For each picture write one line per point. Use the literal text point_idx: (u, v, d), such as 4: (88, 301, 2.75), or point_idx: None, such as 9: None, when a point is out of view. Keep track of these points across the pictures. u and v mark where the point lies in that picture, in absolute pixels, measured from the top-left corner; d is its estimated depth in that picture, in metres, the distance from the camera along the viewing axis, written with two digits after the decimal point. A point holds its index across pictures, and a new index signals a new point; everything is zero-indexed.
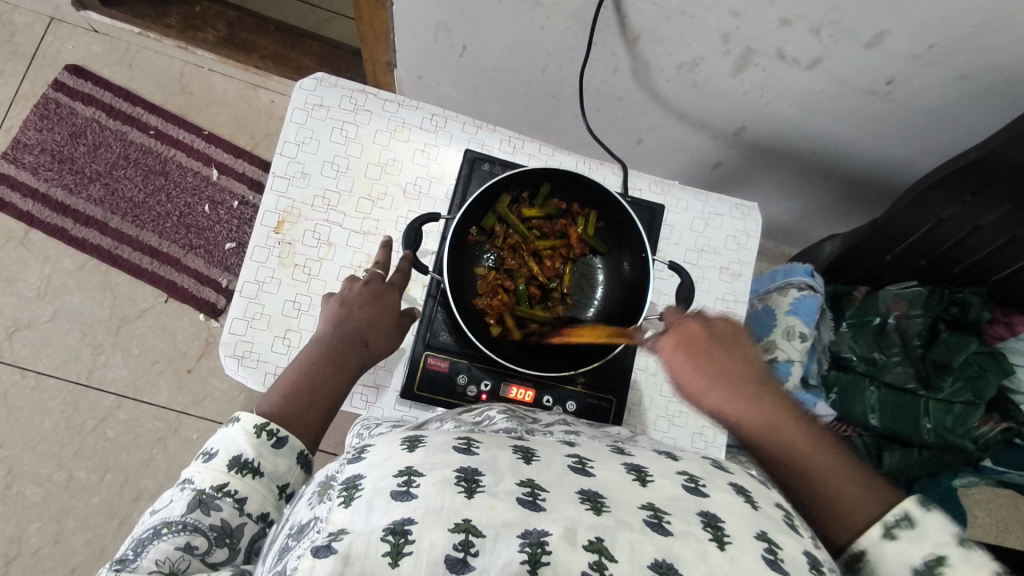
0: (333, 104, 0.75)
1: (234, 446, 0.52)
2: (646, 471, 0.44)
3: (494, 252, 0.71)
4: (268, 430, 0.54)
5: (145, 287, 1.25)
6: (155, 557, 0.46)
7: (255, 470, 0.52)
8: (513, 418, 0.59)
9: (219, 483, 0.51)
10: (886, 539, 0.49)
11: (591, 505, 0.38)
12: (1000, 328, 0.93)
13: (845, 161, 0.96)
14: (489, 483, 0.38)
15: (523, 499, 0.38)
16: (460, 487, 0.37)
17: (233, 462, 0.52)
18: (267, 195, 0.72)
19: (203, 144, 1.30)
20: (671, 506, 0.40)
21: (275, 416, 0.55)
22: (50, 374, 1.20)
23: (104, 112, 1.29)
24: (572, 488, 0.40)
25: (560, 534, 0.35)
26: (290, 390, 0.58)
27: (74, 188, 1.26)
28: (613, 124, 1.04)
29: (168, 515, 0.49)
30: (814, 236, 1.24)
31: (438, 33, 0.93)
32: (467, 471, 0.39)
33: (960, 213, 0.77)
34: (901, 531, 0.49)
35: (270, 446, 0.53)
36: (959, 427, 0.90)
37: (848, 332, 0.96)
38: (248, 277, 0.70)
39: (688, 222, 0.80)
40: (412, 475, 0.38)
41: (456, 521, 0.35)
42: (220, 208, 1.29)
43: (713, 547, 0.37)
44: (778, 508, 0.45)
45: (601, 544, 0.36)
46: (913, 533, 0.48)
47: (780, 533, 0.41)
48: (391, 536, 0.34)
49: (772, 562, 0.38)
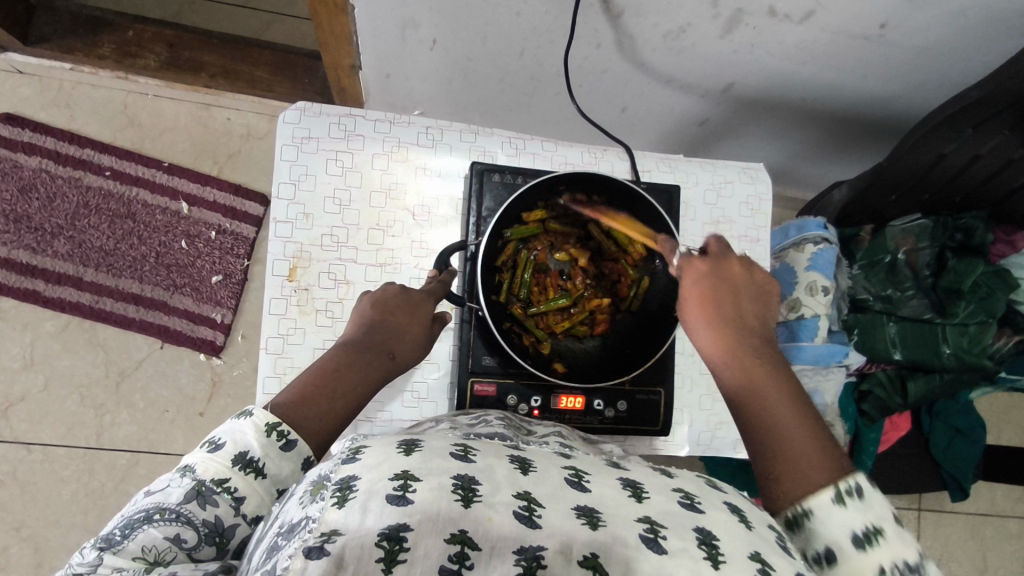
0: (322, 135, 0.70)
1: (243, 441, 0.49)
2: (642, 487, 0.40)
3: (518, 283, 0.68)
4: (279, 430, 0.50)
5: (137, 337, 1.19)
6: (143, 541, 0.41)
7: (259, 469, 0.47)
8: (508, 427, 0.55)
9: (219, 477, 0.46)
10: (837, 505, 0.46)
11: (586, 519, 0.36)
12: (1003, 246, 0.96)
13: (834, 103, 0.96)
14: (487, 491, 0.35)
15: (519, 512, 0.35)
16: (457, 495, 0.35)
17: (238, 459, 0.47)
18: (273, 243, 0.68)
19: (165, 177, 1.22)
20: (668, 519, 0.37)
21: (289, 415, 0.51)
22: (56, 444, 1.15)
23: (50, 159, 1.20)
24: (568, 503, 0.37)
25: (557, 550, 0.34)
26: (307, 392, 0.53)
27: (37, 246, 1.18)
28: (597, 97, 1.00)
29: (161, 500, 0.44)
30: (802, 174, 1.25)
31: (406, 31, 0.87)
32: (465, 478, 0.36)
33: (961, 146, 0.77)
34: (851, 500, 0.46)
35: (278, 448, 0.49)
36: (976, 347, 0.92)
37: (861, 274, 0.98)
38: (271, 332, 0.67)
39: (701, 196, 0.79)
40: (408, 479, 0.35)
41: (452, 531, 0.33)
42: (197, 241, 1.23)
43: (707, 566, 0.35)
44: (772, 529, 0.42)
45: (596, 560, 0.34)
46: (862, 505, 0.46)
47: (775, 554, 0.38)
48: (385, 542, 0.31)
49: None
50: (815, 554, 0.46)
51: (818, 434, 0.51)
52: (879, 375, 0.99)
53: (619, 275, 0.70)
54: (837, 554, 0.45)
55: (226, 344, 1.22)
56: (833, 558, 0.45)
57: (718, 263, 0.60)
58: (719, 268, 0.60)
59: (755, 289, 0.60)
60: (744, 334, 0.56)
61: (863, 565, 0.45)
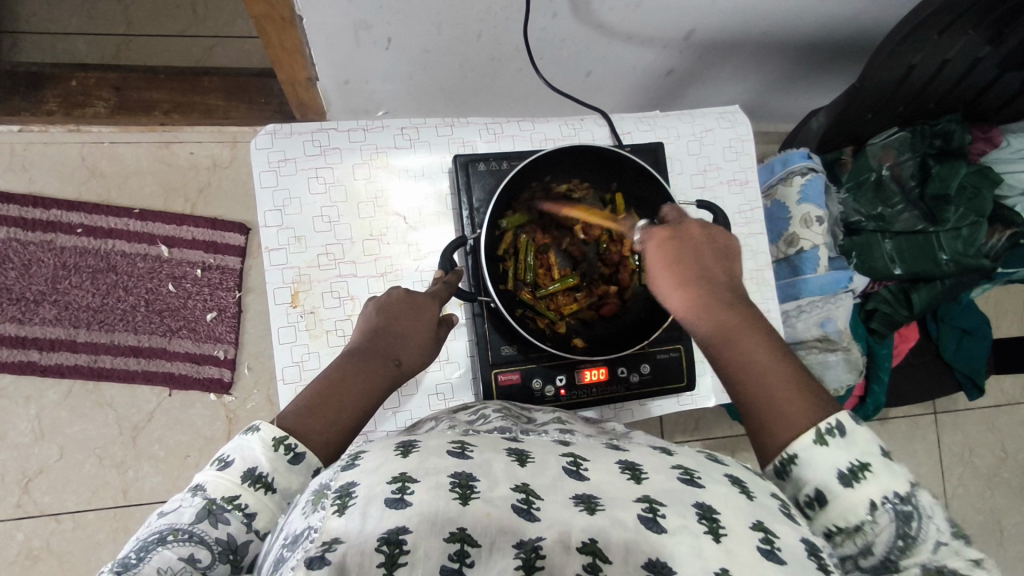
0: (299, 155, 0.69)
1: (250, 457, 0.47)
2: (640, 468, 0.40)
3: (520, 267, 0.68)
4: (286, 443, 0.48)
5: (143, 388, 1.18)
6: (158, 565, 0.39)
7: (269, 484, 0.46)
8: (508, 418, 0.54)
9: (230, 494, 0.45)
10: (818, 445, 0.48)
11: (585, 506, 0.36)
12: (982, 145, 0.97)
13: (796, 32, 0.95)
14: (484, 487, 0.35)
15: (517, 506, 0.35)
16: (455, 493, 0.34)
17: (247, 475, 0.46)
18: (270, 272, 0.67)
19: (139, 224, 1.19)
20: (666, 497, 0.37)
21: (295, 428, 0.50)
22: (84, 509, 1.14)
23: (18, 226, 1.16)
24: (565, 493, 0.36)
25: (555, 539, 0.34)
26: (311, 405, 0.52)
27: (23, 316, 1.15)
28: (561, 66, 0.99)
29: (174, 521, 0.43)
30: (773, 107, 1.24)
31: (359, 34, 0.85)
32: (462, 475, 0.35)
33: (929, 55, 0.77)
34: (833, 440, 0.48)
35: (286, 462, 0.48)
36: (971, 247, 0.94)
37: (849, 196, 0.99)
38: (285, 361, 0.67)
39: (684, 148, 0.79)
40: (406, 481, 0.34)
41: (451, 530, 0.33)
42: (184, 282, 1.21)
43: (708, 540, 0.35)
44: (775, 497, 0.41)
45: (594, 545, 0.34)
46: (844, 442, 0.48)
47: (777, 523, 0.38)
48: (385, 546, 0.31)
49: (768, 552, 0.35)
50: (806, 496, 0.49)
51: (801, 386, 0.51)
52: (882, 292, 1.01)
53: (619, 254, 0.69)
54: (827, 496, 0.48)
55: (234, 379, 1.20)
56: (824, 500, 0.48)
57: (681, 228, 0.59)
58: (683, 236, 0.59)
59: (713, 246, 0.59)
60: (712, 296, 0.56)
61: (852, 500, 0.47)
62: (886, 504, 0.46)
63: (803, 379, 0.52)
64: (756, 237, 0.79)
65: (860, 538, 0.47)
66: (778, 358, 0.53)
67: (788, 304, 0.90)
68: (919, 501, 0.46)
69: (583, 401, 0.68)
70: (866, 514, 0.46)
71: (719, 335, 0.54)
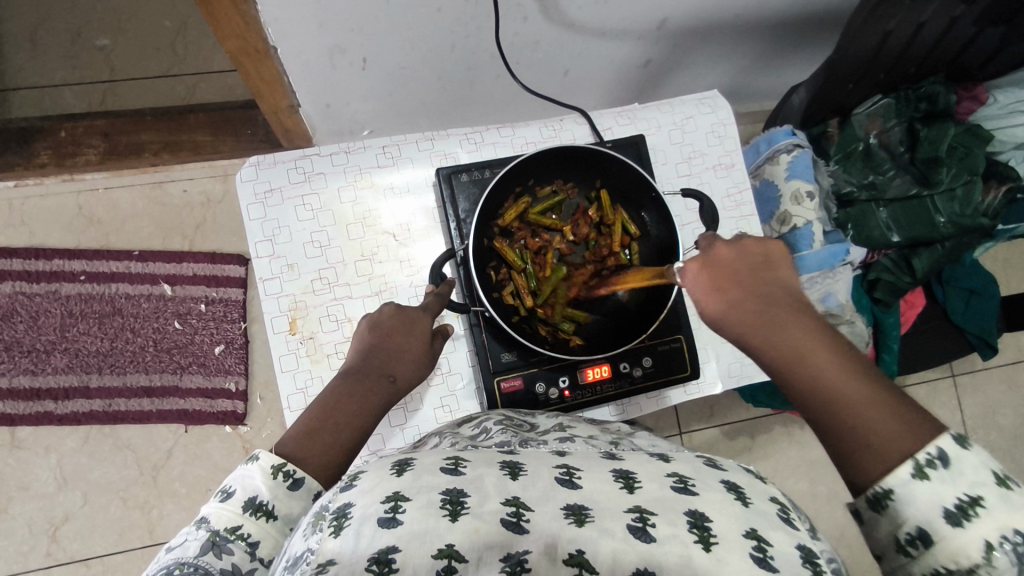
0: (283, 184, 0.70)
1: (251, 486, 0.48)
2: (634, 476, 0.39)
3: (514, 277, 0.68)
4: (285, 470, 0.49)
5: (159, 428, 1.19)
6: None
7: (269, 512, 0.47)
8: (508, 429, 0.54)
9: (232, 525, 0.46)
10: (917, 480, 0.43)
11: (573, 518, 0.35)
12: (969, 103, 0.95)
13: (769, 9, 0.95)
14: (474, 502, 0.35)
15: (507, 520, 0.35)
16: (445, 510, 0.34)
17: (248, 505, 0.47)
18: (266, 302, 0.68)
19: (140, 265, 1.21)
20: (657, 506, 0.36)
21: (298, 454, 0.51)
22: (112, 552, 1.15)
23: (22, 280, 1.18)
24: (556, 503, 0.36)
25: (540, 552, 0.34)
26: (312, 430, 0.52)
27: (36, 368, 1.17)
28: (538, 68, 0.99)
29: (180, 555, 0.43)
30: (756, 86, 1.24)
31: (334, 57, 0.86)
32: (453, 492, 0.36)
33: (904, 18, 0.77)
34: (933, 471, 0.42)
35: (286, 488, 0.48)
36: (967, 208, 0.93)
37: (839, 168, 0.99)
38: (289, 389, 0.67)
39: (666, 138, 0.79)
40: (400, 500, 0.34)
41: (439, 546, 0.33)
42: (189, 318, 1.22)
43: (698, 550, 0.34)
44: (773, 502, 0.40)
45: (581, 557, 0.34)
46: (947, 474, 0.42)
47: (772, 529, 0.37)
48: (376, 566, 0.31)
49: (762, 561, 0.34)
50: (907, 535, 0.43)
51: (888, 405, 0.45)
52: (883, 261, 1.00)
53: (610, 248, 0.69)
54: (929, 534, 0.42)
55: (248, 410, 1.21)
56: (927, 540, 0.43)
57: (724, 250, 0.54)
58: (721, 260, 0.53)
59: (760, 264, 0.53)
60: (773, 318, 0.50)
61: (960, 540, 0.41)
62: (1005, 544, 0.40)
63: (893, 397, 0.46)
64: (747, 220, 0.79)
65: None
66: (858, 374, 0.47)
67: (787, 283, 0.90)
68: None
69: (587, 401, 0.69)
70: (981, 557, 0.40)
71: (783, 359, 0.49)
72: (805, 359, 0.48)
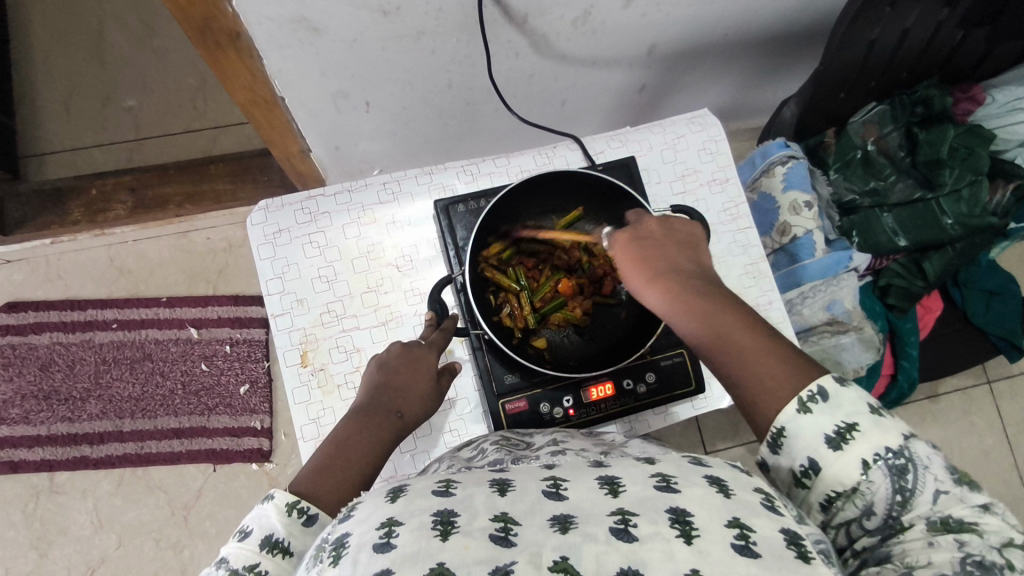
0: (291, 224, 0.73)
1: (267, 524, 0.49)
2: (618, 481, 0.41)
3: (507, 300, 0.70)
4: (299, 507, 0.50)
5: (188, 468, 1.22)
6: None
7: (285, 548, 0.48)
8: (504, 447, 0.55)
9: (250, 563, 0.47)
10: (802, 414, 0.48)
11: (559, 526, 0.36)
12: (966, 104, 0.95)
13: (755, 28, 0.97)
14: (465, 520, 0.37)
15: (496, 535, 0.36)
16: (436, 531, 0.36)
17: (265, 542, 0.48)
18: (278, 337, 0.71)
19: (168, 311, 1.26)
20: (640, 505, 0.38)
21: (309, 493, 0.52)
22: None
23: (59, 330, 1.25)
24: (544, 516, 0.37)
25: (525, 561, 0.34)
26: (324, 467, 0.54)
27: (72, 415, 1.23)
28: (535, 100, 1.02)
29: None
30: (754, 102, 1.26)
31: (338, 103, 0.91)
32: (444, 513, 0.37)
33: (886, 26, 0.77)
34: (815, 405, 0.48)
35: (301, 525, 0.50)
36: (975, 208, 0.92)
37: (839, 176, 1.00)
38: (303, 420, 0.69)
39: (658, 158, 0.81)
40: (393, 525, 0.36)
41: (431, 564, 0.33)
42: (215, 360, 1.26)
43: (680, 544, 0.35)
44: (758, 492, 0.41)
45: (566, 562, 0.34)
46: (826, 406, 0.48)
47: (756, 517, 0.38)
48: None
49: (744, 548, 0.35)
50: (802, 467, 0.49)
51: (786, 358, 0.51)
52: (893, 267, 0.99)
53: (605, 269, 0.71)
54: (821, 465, 0.48)
55: (273, 447, 1.24)
56: (818, 469, 0.48)
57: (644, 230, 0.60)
58: (646, 234, 0.60)
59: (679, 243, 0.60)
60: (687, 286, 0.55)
61: (843, 463, 0.47)
62: (879, 461, 0.46)
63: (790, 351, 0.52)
64: (744, 232, 0.79)
65: (860, 499, 0.46)
66: (757, 332, 0.52)
67: (791, 293, 0.89)
68: (914, 452, 0.46)
69: (592, 419, 0.69)
70: (861, 476, 0.46)
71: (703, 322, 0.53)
72: (710, 321, 0.53)
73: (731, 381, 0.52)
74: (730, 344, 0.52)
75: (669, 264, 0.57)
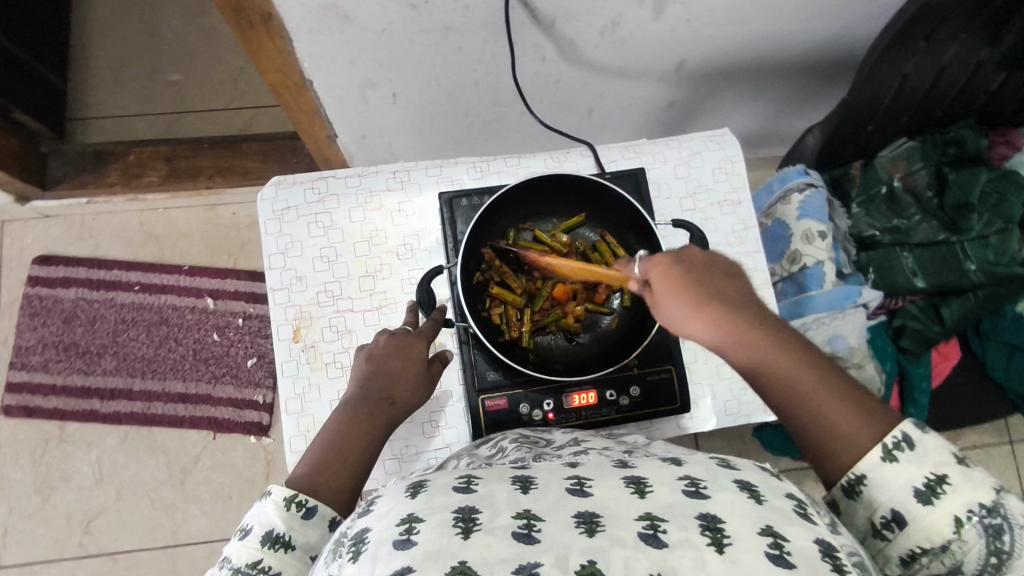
0: (300, 202, 0.75)
1: (266, 520, 0.51)
2: (645, 481, 0.40)
3: (499, 298, 0.70)
4: (297, 500, 0.52)
5: (190, 432, 1.25)
6: None
7: (286, 542, 0.50)
8: (525, 446, 0.56)
9: (253, 560, 0.48)
10: (887, 463, 0.47)
11: (586, 527, 0.36)
12: (1003, 149, 0.93)
13: (791, 53, 0.95)
14: (487, 518, 0.37)
15: (518, 532, 0.36)
16: (458, 528, 0.36)
17: (266, 538, 0.50)
18: (274, 310, 0.73)
19: (188, 279, 1.30)
20: (669, 511, 0.37)
21: (305, 487, 0.53)
22: (136, 549, 1.20)
23: (84, 287, 1.30)
24: (569, 514, 0.37)
25: (552, 563, 0.33)
26: (321, 460, 0.56)
27: (87, 368, 1.27)
28: (561, 106, 1.03)
29: None
30: (787, 130, 1.23)
31: (366, 91, 0.92)
32: (465, 510, 0.38)
33: (921, 61, 0.75)
34: (901, 454, 0.47)
35: (300, 517, 0.51)
36: (1003, 257, 0.89)
37: (862, 211, 0.97)
38: (287, 393, 0.71)
39: (671, 172, 0.80)
40: (413, 522, 0.37)
41: (453, 563, 0.34)
42: (227, 331, 1.29)
43: (711, 552, 0.34)
44: (790, 498, 0.40)
45: (595, 566, 0.33)
46: (913, 456, 0.47)
47: (791, 525, 0.37)
48: None
49: (777, 557, 0.34)
50: (883, 518, 0.47)
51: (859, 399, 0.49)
52: (909, 308, 0.96)
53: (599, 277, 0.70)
54: (906, 518, 0.46)
55: (272, 422, 1.27)
56: (902, 521, 0.47)
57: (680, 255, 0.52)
58: (683, 257, 0.52)
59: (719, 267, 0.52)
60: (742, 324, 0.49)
61: (932, 517, 0.46)
62: (972, 518, 0.45)
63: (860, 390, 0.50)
64: (750, 256, 0.78)
65: (948, 557, 0.45)
66: (822, 370, 0.49)
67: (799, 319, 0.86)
68: (1009, 509, 0.45)
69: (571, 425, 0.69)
70: (953, 533, 0.45)
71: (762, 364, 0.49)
72: (771, 363, 0.49)
73: (803, 425, 0.49)
74: (796, 390, 0.49)
75: (718, 291, 0.50)
